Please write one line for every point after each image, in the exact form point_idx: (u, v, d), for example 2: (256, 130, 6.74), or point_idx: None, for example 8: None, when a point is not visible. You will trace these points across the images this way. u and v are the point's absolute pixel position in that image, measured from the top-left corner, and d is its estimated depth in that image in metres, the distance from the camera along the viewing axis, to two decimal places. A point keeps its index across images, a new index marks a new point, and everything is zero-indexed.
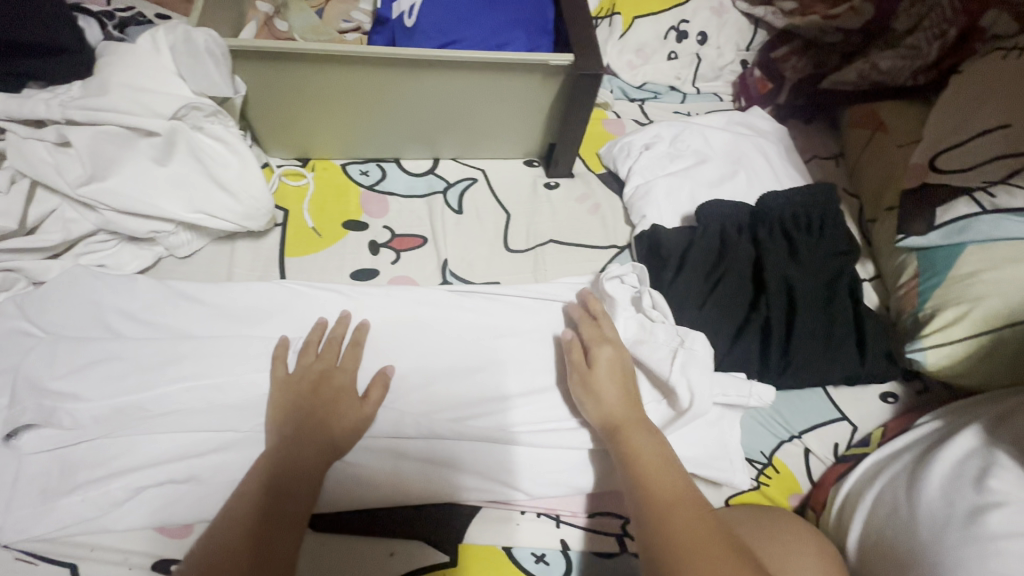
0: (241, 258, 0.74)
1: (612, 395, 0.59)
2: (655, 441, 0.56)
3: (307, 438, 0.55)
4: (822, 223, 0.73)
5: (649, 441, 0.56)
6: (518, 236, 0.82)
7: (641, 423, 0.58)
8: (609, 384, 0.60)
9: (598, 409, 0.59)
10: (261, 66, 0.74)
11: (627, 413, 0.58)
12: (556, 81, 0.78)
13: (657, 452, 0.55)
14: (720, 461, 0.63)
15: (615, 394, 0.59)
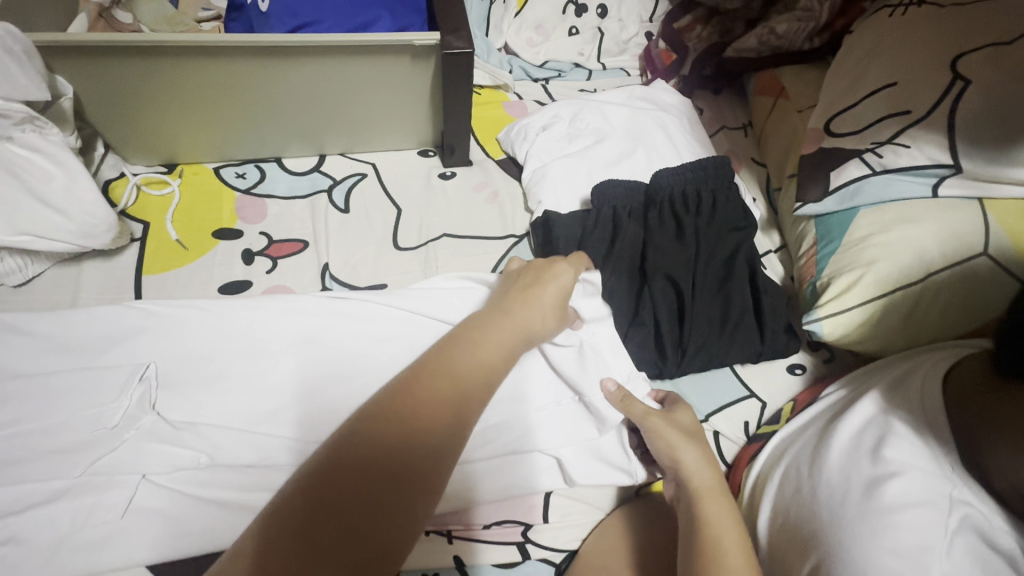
0: (88, 281, 0.66)
1: (695, 460, 0.54)
2: (735, 519, 0.50)
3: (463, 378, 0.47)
4: (713, 199, 0.70)
5: (729, 516, 0.50)
6: (409, 232, 0.77)
7: (728, 498, 0.52)
8: (693, 445, 0.55)
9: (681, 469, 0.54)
10: (92, 64, 0.67)
11: (712, 481, 0.53)
12: (429, 63, 0.73)
13: (731, 521, 0.50)
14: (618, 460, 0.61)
15: (700, 454, 0.55)
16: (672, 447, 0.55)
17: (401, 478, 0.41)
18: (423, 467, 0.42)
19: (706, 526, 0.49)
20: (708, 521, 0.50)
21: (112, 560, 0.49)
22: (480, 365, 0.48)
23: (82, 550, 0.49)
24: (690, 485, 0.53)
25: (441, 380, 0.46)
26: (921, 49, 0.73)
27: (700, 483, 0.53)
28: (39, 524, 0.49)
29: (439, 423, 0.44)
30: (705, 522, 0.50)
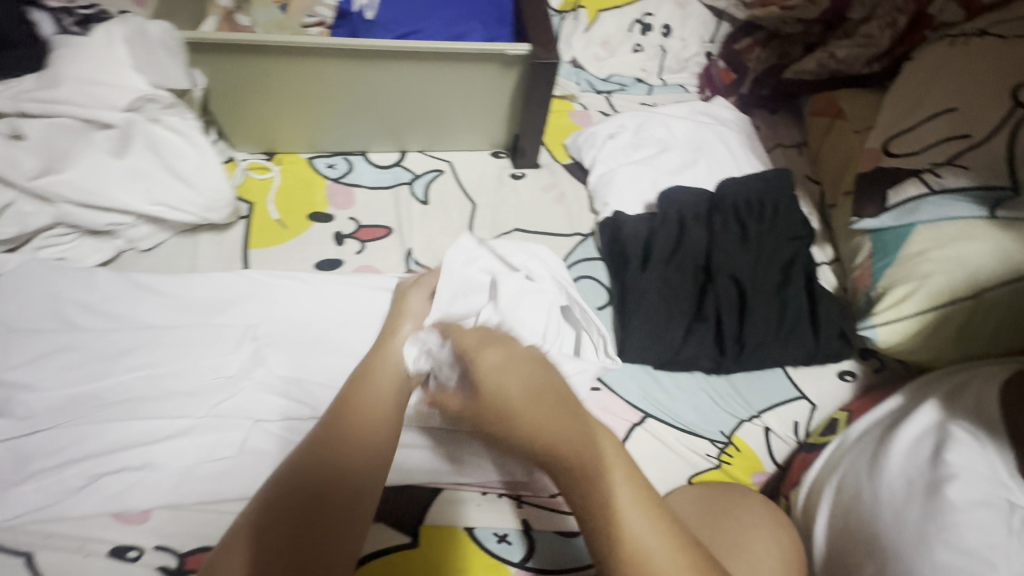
0: (204, 250, 0.74)
1: (494, 358, 0.48)
2: (633, 482, 0.42)
3: (352, 415, 0.53)
4: (775, 208, 0.74)
5: (621, 479, 0.42)
6: (483, 224, 0.84)
7: (614, 460, 0.43)
8: (521, 369, 0.46)
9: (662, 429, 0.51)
10: (224, 60, 0.75)
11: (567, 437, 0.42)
12: (515, 71, 0.80)
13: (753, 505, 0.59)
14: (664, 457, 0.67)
15: (545, 414, 0.43)
16: (506, 420, 0.44)
17: (329, 495, 0.47)
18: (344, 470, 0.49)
19: (596, 497, 0.41)
20: (585, 488, 0.41)
21: (231, 491, 0.55)
22: (386, 383, 0.57)
23: (207, 479, 0.55)
24: (545, 453, 0.42)
25: (353, 400, 0.54)
26: (976, 78, 0.77)
27: (536, 435, 0.42)
28: (169, 455, 0.55)
29: (370, 427, 0.53)
30: (588, 493, 0.41)
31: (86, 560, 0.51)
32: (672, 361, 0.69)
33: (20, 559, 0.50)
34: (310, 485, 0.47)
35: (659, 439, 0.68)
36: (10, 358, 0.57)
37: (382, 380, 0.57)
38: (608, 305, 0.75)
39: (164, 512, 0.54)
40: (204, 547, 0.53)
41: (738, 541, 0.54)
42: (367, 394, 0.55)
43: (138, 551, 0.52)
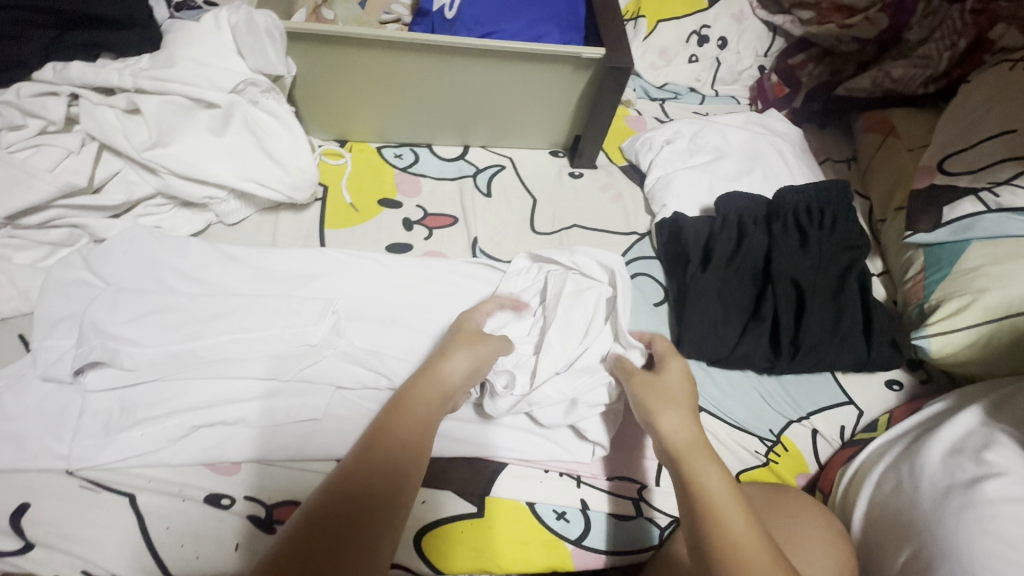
0: (285, 227, 0.78)
1: (675, 371, 0.61)
2: (725, 474, 0.49)
3: (406, 418, 0.51)
4: (834, 217, 0.77)
5: (716, 468, 0.49)
6: (544, 219, 0.87)
7: (713, 454, 0.51)
8: (677, 382, 0.59)
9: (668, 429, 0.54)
10: (312, 52, 0.78)
11: (693, 435, 0.53)
12: (585, 73, 0.83)
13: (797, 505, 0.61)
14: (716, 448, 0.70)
15: (681, 416, 0.55)
16: (650, 414, 0.56)
17: (369, 497, 0.44)
18: (383, 470, 0.46)
19: (694, 478, 0.48)
20: (694, 471, 0.49)
21: (315, 451, 0.59)
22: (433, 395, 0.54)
23: (294, 438, 0.59)
24: (672, 444, 0.52)
25: (401, 405, 0.52)
26: None
27: (671, 432, 0.53)
28: (260, 414, 0.59)
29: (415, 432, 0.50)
30: (692, 476, 0.49)
31: (183, 504, 0.55)
32: (726, 359, 0.72)
33: (125, 499, 0.54)
34: (356, 490, 0.44)
35: (710, 432, 0.71)
36: (116, 315, 0.60)
37: (427, 394, 0.54)
38: (665, 301, 0.79)
39: (253, 467, 0.58)
40: (290, 500, 0.57)
41: (794, 537, 0.56)
42: (416, 400, 0.53)
43: (231, 500, 0.56)
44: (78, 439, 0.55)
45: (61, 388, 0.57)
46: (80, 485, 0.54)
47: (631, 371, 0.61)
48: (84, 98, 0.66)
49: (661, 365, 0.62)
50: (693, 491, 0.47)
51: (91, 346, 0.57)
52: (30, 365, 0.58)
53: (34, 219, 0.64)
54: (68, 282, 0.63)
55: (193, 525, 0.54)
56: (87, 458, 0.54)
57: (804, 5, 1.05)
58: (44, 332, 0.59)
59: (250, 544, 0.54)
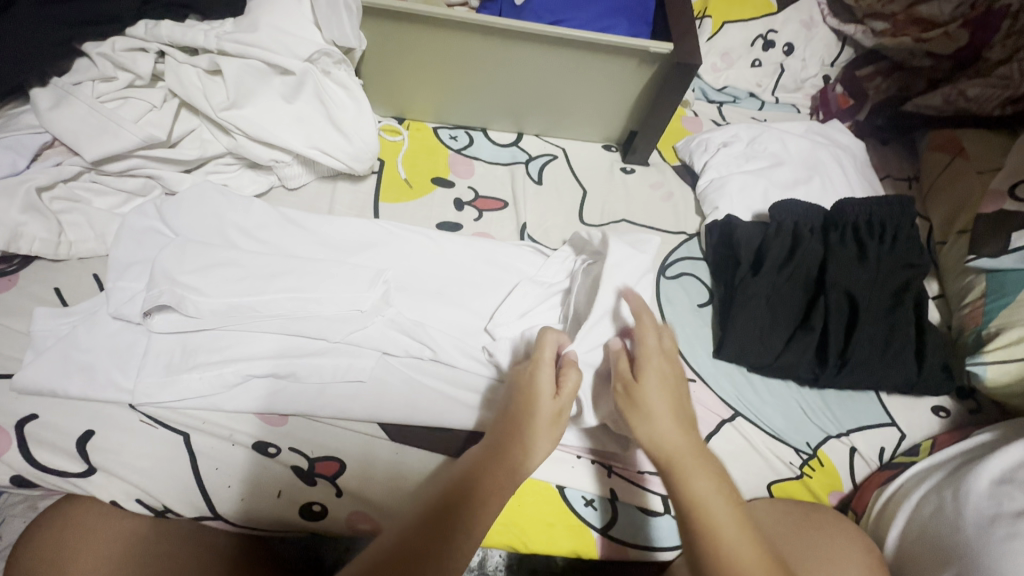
0: (341, 196, 0.80)
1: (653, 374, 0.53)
2: (718, 482, 0.48)
3: (487, 477, 0.49)
4: (895, 232, 0.75)
5: (709, 477, 0.48)
6: (593, 210, 0.87)
7: (704, 459, 0.49)
8: (664, 391, 0.52)
9: (650, 439, 0.50)
10: (383, 28, 0.79)
11: (683, 443, 0.50)
12: (650, 68, 0.82)
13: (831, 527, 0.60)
14: (750, 455, 0.68)
15: (669, 423, 0.50)
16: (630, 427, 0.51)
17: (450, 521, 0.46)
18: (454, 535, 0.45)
19: (686, 490, 0.47)
20: (687, 483, 0.48)
21: (358, 413, 0.61)
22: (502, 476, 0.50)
23: (339, 397, 0.61)
24: (660, 455, 0.50)
25: (487, 459, 0.50)
26: None
27: (659, 440, 0.50)
28: (309, 371, 0.61)
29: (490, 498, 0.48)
30: (685, 488, 0.48)
31: (232, 448, 0.58)
32: (768, 367, 0.71)
33: (179, 437, 0.57)
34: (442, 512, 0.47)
35: (744, 437, 0.70)
36: (184, 264, 0.62)
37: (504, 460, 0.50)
38: (710, 303, 0.79)
39: (299, 421, 0.60)
40: (332, 456, 0.59)
41: (826, 555, 0.56)
42: (501, 460, 0.50)
43: (276, 449, 0.58)
44: (141, 377, 0.57)
45: (129, 327, 0.60)
46: (140, 419, 0.57)
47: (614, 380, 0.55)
48: (170, 56, 0.70)
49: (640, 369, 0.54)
50: (686, 504, 0.47)
51: (161, 290, 0.60)
52: (102, 303, 0.61)
53: (115, 166, 0.67)
54: (141, 229, 0.66)
55: (242, 469, 0.57)
56: (149, 395, 0.57)
57: (879, 16, 1.02)
58: (117, 273, 0.62)
59: (292, 493, 0.57)
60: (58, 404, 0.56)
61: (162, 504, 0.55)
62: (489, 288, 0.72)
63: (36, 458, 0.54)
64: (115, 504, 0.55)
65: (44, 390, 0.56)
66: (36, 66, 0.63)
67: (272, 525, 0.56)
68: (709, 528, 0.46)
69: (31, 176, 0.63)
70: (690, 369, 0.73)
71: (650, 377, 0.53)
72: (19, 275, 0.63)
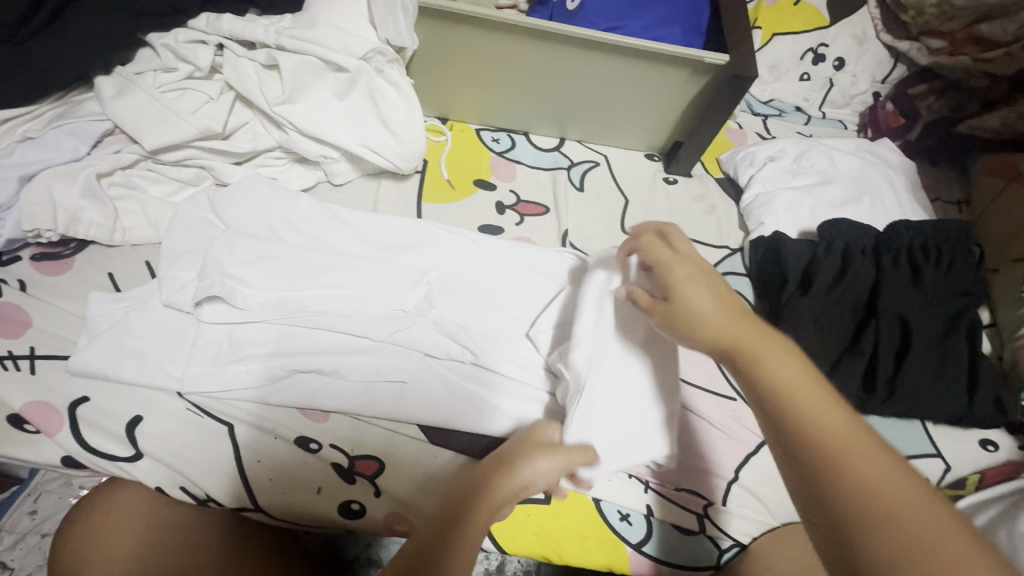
0: (385, 195, 0.80)
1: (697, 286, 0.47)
2: (795, 358, 0.42)
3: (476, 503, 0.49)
4: (951, 258, 0.73)
5: (781, 352, 0.42)
6: (635, 220, 0.86)
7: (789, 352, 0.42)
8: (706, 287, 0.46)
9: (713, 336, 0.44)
10: (435, 28, 0.78)
11: (745, 329, 0.43)
12: (702, 79, 0.81)
13: None
14: None
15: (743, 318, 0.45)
16: (682, 332, 0.45)
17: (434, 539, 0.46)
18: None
19: (773, 380, 0.40)
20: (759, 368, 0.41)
21: (399, 413, 0.61)
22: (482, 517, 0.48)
23: (379, 396, 0.61)
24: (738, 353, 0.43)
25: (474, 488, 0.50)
26: None
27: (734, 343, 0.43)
28: (352, 368, 0.61)
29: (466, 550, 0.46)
30: (755, 372, 0.41)
31: (274, 441, 0.58)
32: None
33: (224, 428, 0.58)
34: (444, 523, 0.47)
35: None
36: (234, 255, 0.63)
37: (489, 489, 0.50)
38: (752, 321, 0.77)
39: (340, 418, 0.61)
40: (370, 455, 0.59)
41: None
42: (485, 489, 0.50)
43: (317, 445, 0.59)
44: (190, 366, 0.58)
45: (179, 315, 0.61)
46: (186, 408, 0.58)
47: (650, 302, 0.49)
48: (229, 50, 0.71)
49: (666, 274, 0.48)
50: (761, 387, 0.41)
51: (212, 281, 0.60)
52: (154, 291, 0.62)
53: (172, 156, 0.68)
54: (192, 219, 0.66)
55: (282, 462, 0.57)
56: (197, 384, 0.57)
57: (935, 33, 0.99)
58: (169, 262, 0.63)
59: (332, 489, 0.57)
60: (109, 388, 0.57)
61: (204, 493, 0.55)
62: (529, 294, 0.71)
63: (87, 440, 0.55)
64: (159, 491, 0.56)
65: (96, 374, 0.56)
66: (101, 54, 0.65)
67: (307, 520, 0.57)
68: (780, 387, 0.40)
69: (92, 162, 0.64)
70: (730, 387, 0.72)
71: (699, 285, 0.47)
72: (74, 259, 0.64)
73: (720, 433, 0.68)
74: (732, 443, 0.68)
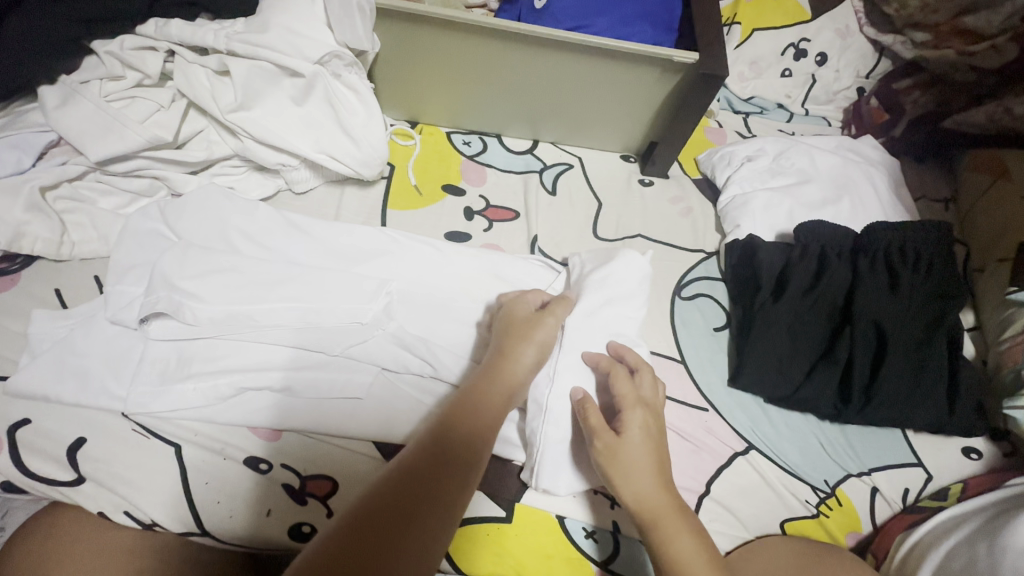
0: (349, 202, 0.78)
1: (635, 426, 0.55)
2: (695, 538, 0.50)
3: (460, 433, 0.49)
4: (930, 261, 0.70)
5: (685, 523, 0.51)
6: (608, 224, 0.84)
7: (682, 513, 0.52)
8: (644, 445, 0.54)
9: (630, 496, 0.52)
10: (395, 29, 0.76)
11: (663, 500, 0.52)
12: (672, 78, 0.78)
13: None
14: (764, 491, 0.65)
15: (648, 477, 0.52)
16: (608, 480, 0.53)
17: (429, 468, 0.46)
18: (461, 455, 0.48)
19: (666, 552, 0.49)
20: (664, 546, 0.50)
21: (354, 430, 0.59)
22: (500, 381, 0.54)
23: (333, 413, 0.59)
24: (639, 508, 0.52)
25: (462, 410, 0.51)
26: None
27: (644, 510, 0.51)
28: (305, 385, 0.59)
29: (493, 410, 0.52)
30: (663, 546, 0.50)
31: (223, 462, 0.56)
32: (785, 401, 0.67)
33: (171, 448, 0.56)
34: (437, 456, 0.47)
35: (759, 472, 0.66)
36: (183, 268, 0.60)
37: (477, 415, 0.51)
38: (726, 327, 0.75)
39: (292, 436, 0.59)
40: (324, 475, 0.57)
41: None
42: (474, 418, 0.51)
43: (268, 465, 0.57)
44: (135, 385, 0.56)
45: (127, 332, 0.59)
46: (131, 428, 0.56)
47: (590, 421, 0.55)
48: (180, 56, 0.68)
49: (622, 418, 0.55)
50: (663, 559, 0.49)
51: (159, 297, 0.58)
52: (100, 308, 0.60)
53: (121, 167, 0.66)
54: (143, 232, 0.64)
55: (231, 484, 0.55)
56: (142, 405, 0.56)
57: (920, 26, 0.96)
58: (117, 277, 0.61)
59: (283, 512, 0.55)
60: (51, 409, 0.56)
61: (149, 518, 0.53)
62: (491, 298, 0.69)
63: (26, 465, 0.53)
64: (102, 515, 0.54)
65: (37, 395, 0.55)
66: (45, 64, 0.63)
67: (255, 544, 0.55)
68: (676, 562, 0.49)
69: (36, 174, 0.62)
70: (703, 398, 0.69)
71: (633, 432, 0.54)
72: (20, 275, 0.62)
73: (689, 446, 0.66)
74: (703, 455, 0.66)
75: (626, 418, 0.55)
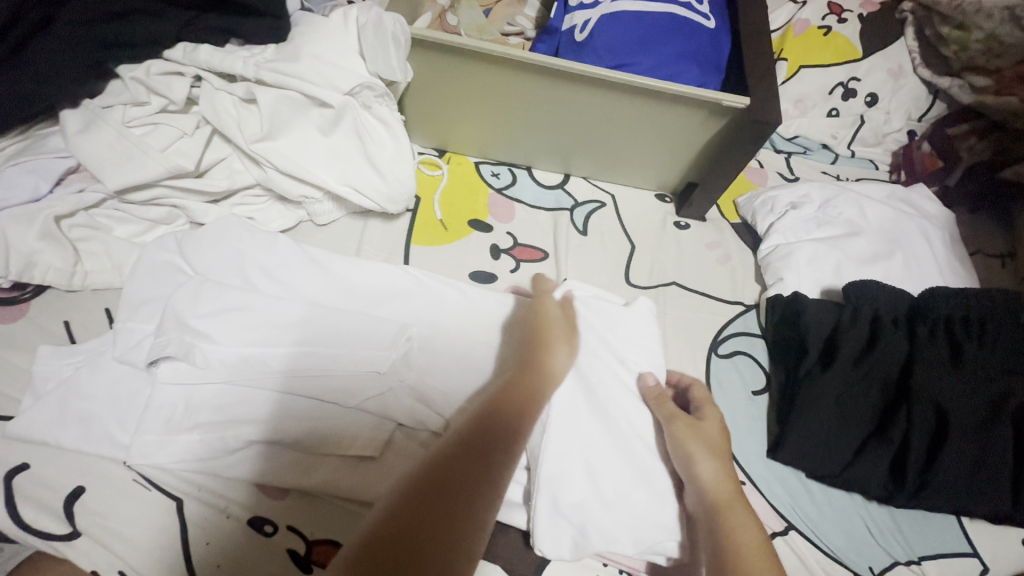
0: (371, 236, 0.75)
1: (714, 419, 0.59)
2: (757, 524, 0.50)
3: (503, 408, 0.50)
4: (997, 334, 0.65)
5: (750, 516, 0.50)
6: (641, 270, 0.80)
7: (746, 502, 0.52)
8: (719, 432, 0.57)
9: (705, 475, 0.53)
10: (429, 59, 0.72)
11: (733, 488, 0.52)
12: (719, 121, 0.74)
13: None
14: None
15: (716, 465, 0.53)
16: (688, 456, 0.54)
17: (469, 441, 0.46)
18: (500, 440, 0.47)
19: (734, 530, 0.49)
20: (733, 527, 0.49)
21: (362, 494, 0.55)
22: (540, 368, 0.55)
23: (345, 472, 0.55)
24: (711, 489, 0.52)
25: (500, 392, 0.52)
26: None
27: (715, 487, 0.52)
28: (315, 441, 0.55)
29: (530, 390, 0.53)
30: (732, 528, 0.49)
31: (226, 521, 0.53)
32: (827, 478, 0.62)
33: (173, 502, 0.53)
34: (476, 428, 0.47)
35: (799, 557, 0.60)
36: (197, 307, 0.57)
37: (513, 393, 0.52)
38: (765, 391, 0.70)
39: (300, 496, 0.55)
40: (331, 540, 0.53)
41: None
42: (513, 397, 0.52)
43: (273, 527, 0.53)
44: (138, 433, 0.53)
45: (134, 373, 0.56)
46: (133, 478, 0.53)
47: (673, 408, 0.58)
48: (207, 81, 0.66)
49: (703, 411, 0.59)
50: (726, 545, 0.48)
51: (168, 338, 0.55)
52: (109, 346, 0.57)
53: (140, 196, 0.64)
54: (156, 264, 0.62)
55: (233, 547, 0.52)
56: (145, 455, 0.52)
57: (979, 70, 0.90)
58: (127, 313, 0.58)
59: None
60: (50, 454, 0.53)
61: None
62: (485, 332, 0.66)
63: (20, 515, 0.50)
64: None
65: (38, 441, 0.52)
66: (67, 86, 0.61)
67: None
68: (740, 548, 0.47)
69: (53, 202, 0.60)
70: (739, 468, 0.64)
71: (711, 420, 0.58)
72: (29, 305, 0.60)
73: None
74: None
75: (707, 413, 0.59)
